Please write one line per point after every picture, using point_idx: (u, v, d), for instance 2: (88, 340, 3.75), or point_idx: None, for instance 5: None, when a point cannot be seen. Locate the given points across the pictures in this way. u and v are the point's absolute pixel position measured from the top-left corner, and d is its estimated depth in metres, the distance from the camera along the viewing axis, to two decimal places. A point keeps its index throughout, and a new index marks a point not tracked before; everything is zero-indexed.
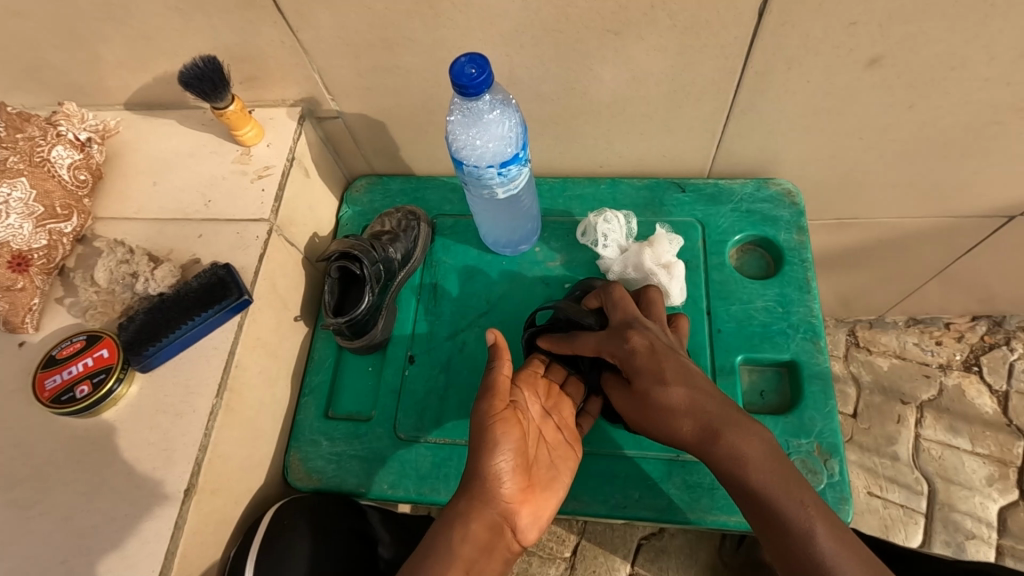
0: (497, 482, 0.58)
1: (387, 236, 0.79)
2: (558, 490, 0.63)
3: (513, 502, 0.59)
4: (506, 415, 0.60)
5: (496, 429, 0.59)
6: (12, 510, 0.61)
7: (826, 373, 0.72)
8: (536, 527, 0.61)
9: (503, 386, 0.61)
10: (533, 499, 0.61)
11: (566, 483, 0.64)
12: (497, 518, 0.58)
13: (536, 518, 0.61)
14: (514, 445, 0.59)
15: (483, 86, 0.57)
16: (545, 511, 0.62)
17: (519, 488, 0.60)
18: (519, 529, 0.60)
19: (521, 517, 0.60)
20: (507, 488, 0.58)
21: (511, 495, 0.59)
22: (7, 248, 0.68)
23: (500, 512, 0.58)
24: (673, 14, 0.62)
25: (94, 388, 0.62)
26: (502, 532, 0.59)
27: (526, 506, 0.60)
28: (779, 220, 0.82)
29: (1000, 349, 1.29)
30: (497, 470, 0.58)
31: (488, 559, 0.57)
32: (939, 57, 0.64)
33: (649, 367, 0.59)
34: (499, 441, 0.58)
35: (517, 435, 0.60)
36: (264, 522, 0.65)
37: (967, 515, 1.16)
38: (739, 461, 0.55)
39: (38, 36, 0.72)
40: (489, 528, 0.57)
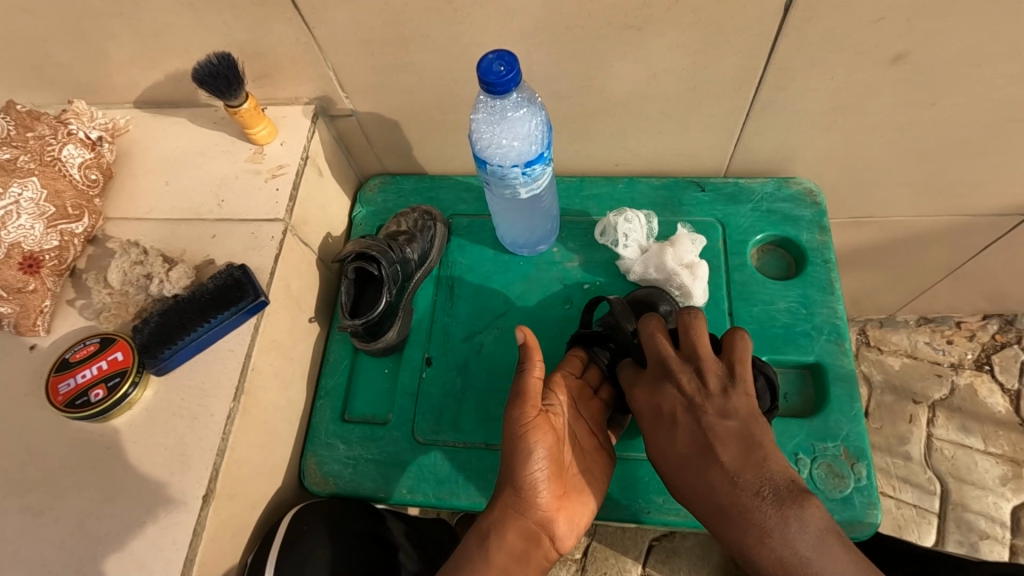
0: (534, 489, 0.58)
1: (403, 236, 0.78)
2: (596, 495, 0.63)
3: (550, 510, 0.59)
4: (542, 422, 0.59)
5: (531, 439, 0.58)
6: (26, 517, 0.59)
7: (850, 376, 0.71)
8: (573, 535, 0.61)
9: (535, 390, 0.60)
10: (570, 505, 0.61)
11: (602, 489, 0.63)
12: (534, 526, 0.58)
13: (573, 525, 0.60)
14: (548, 451, 0.59)
15: (512, 83, 0.56)
16: (582, 519, 0.61)
17: (556, 495, 0.59)
18: (557, 537, 0.59)
19: (558, 525, 0.59)
20: (542, 496, 0.58)
21: (548, 503, 0.58)
22: (17, 249, 0.66)
23: (537, 520, 0.58)
24: (696, 10, 0.61)
25: (109, 392, 0.61)
26: (538, 542, 0.59)
27: (563, 514, 0.60)
28: (800, 220, 0.81)
29: (1011, 348, 1.28)
30: (534, 479, 0.57)
31: (523, 569, 0.58)
32: (965, 54, 0.63)
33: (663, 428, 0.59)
34: (535, 451, 0.58)
35: (550, 441, 0.59)
36: (282, 526, 0.65)
37: (980, 515, 1.15)
38: (753, 551, 0.52)
39: (47, 33, 0.71)
40: (524, 536, 0.58)
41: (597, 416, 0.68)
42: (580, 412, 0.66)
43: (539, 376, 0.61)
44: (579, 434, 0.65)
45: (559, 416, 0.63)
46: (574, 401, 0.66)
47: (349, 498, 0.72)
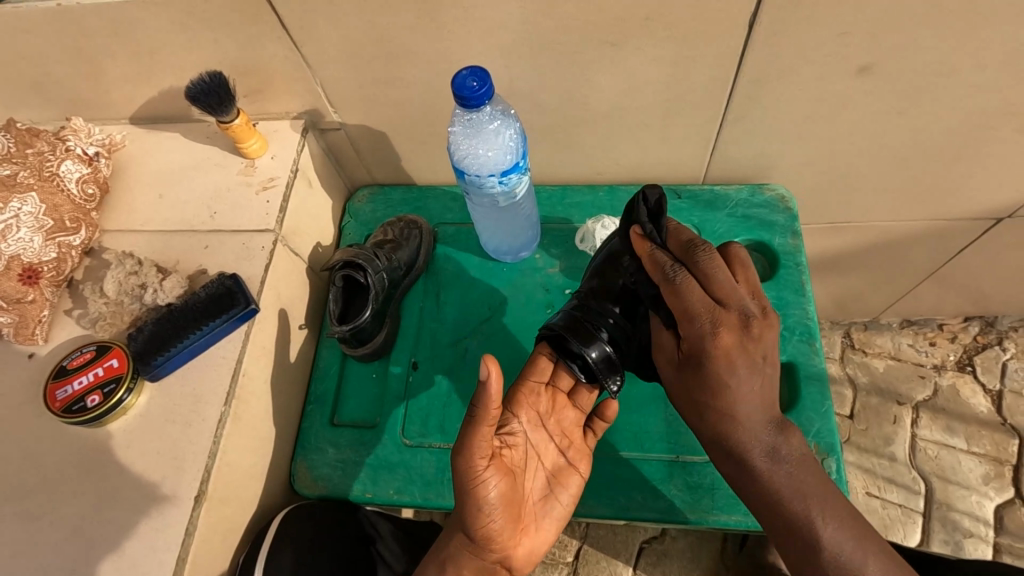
0: (493, 535, 0.59)
1: (390, 245, 0.80)
2: (556, 519, 0.66)
3: (508, 547, 0.61)
4: (495, 471, 0.58)
5: (485, 494, 0.57)
6: (25, 520, 0.61)
7: (822, 374, 0.74)
8: (532, 559, 0.65)
9: (488, 447, 0.57)
10: (528, 534, 0.64)
11: (564, 509, 0.66)
12: (492, 564, 0.61)
13: (532, 551, 0.64)
14: (503, 498, 0.59)
15: (485, 97, 0.59)
16: (541, 541, 0.65)
17: (513, 534, 0.61)
18: (515, 566, 0.63)
19: (517, 555, 0.63)
20: (501, 541, 0.60)
21: (506, 543, 0.61)
22: (17, 261, 0.68)
23: (494, 558, 0.61)
24: (666, 26, 0.64)
25: (104, 398, 0.63)
26: (495, 573, 0.62)
27: (523, 547, 0.63)
28: (774, 224, 0.84)
29: (992, 349, 1.30)
30: (489, 531, 0.59)
31: None
32: (925, 65, 0.66)
33: (713, 333, 0.56)
34: (491, 505, 0.58)
35: (504, 488, 0.59)
36: (271, 529, 0.66)
37: (964, 514, 1.17)
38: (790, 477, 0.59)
39: (47, 53, 0.74)
40: (482, 572, 0.61)
41: (562, 426, 0.68)
42: (546, 427, 0.67)
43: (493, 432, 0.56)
44: (536, 453, 0.66)
45: (514, 448, 0.64)
46: (536, 419, 0.67)
47: (339, 500, 0.74)
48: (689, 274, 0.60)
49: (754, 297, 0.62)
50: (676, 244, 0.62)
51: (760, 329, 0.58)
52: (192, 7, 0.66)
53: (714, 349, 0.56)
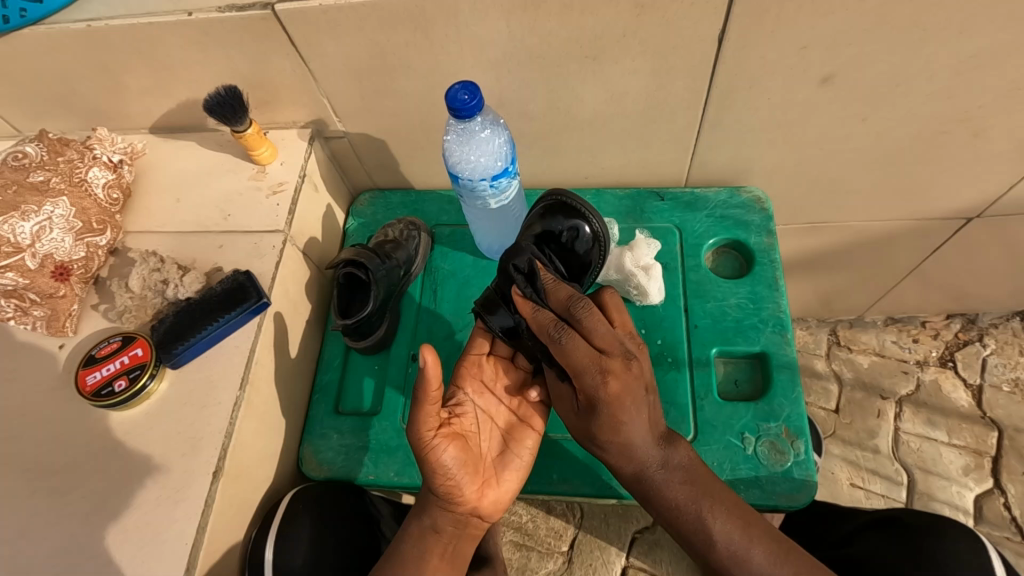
0: (457, 490, 0.65)
1: (390, 244, 0.86)
2: (517, 472, 0.70)
3: (474, 500, 0.67)
4: (444, 437, 0.64)
5: (435, 456, 0.63)
6: (57, 494, 0.67)
7: (792, 363, 0.79)
8: (500, 508, 0.70)
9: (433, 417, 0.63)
10: (492, 486, 0.68)
11: (523, 462, 0.71)
12: (463, 515, 0.67)
13: (498, 501, 0.69)
14: (455, 456, 0.64)
15: (475, 109, 0.65)
16: (511, 490, 0.70)
17: (475, 486, 0.67)
18: (485, 516, 0.69)
19: (485, 506, 0.68)
20: (462, 493, 0.65)
21: (472, 495, 0.66)
22: (50, 260, 0.74)
23: (464, 511, 0.67)
24: (642, 41, 0.70)
25: (130, 383, 0.69)
26: (469, 523, 0.68)
27: (490, 497, 0.68)
28: (750, 225, 0.89)
29: (974, 345, 1.35)
30: (447, 484, 0.64)
31: (458, 549, 0.68)
32: (881, 76, 0.72)
33: (600, 384, 0.60)
34: (448, 466, 0.64)
35: (454, 447, 0.64)
36: (282, 506, 0.73)
37: (945, 503, 1.21)
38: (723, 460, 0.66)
39: (75, 70, 0.80)
40: (454, 524, 0.67)
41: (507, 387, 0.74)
42: (494, 393, 0.73)
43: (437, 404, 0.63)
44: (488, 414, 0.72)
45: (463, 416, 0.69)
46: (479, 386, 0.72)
47: (342, 481, 0.79)
48: (574, 332, 0.62)
49: (630, 337, 0.65)
50: (558, 304, 0.65)
51: (610, 398, 0.60)
52: (210, 27, 0.72)
53: (609, 398, 0.60)
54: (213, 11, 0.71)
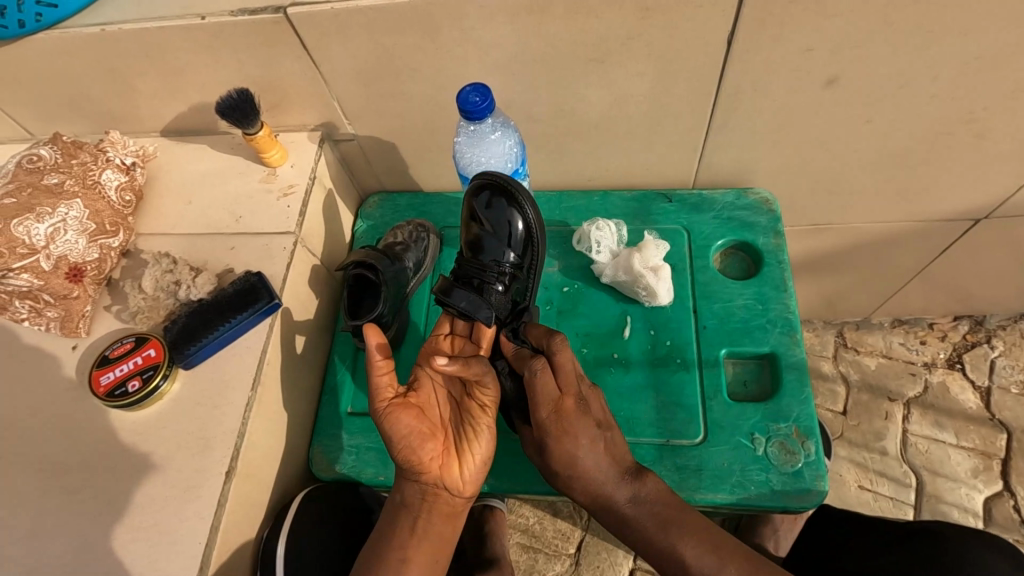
0: (411, 457, 0.65)
1: (399, 246, 0.86)
2: (481, 443, 0.67)
3: (436, 470, 0.66)
4: (397, 403, 0.66)
5: (386, 426, 0.65)
6: (71, 493, 0.67)
7: (801, 363, 0.79)
8: (469, 480, 0.67)
9: (387, 385, 0.67)
10: (455, 456, 0.67)
11: (490, 434, 0.68)
12: (428, 486, 0.66)
13: (464, 473, 0.67)
14: (406, 426, 0.65)
15: (486, 111, 0.65)
16: (477, 464, 0.67)
17: (435, 454, 0.66)
18: (454, 488, 0.67)
19: (450, 478, 0.66)
20: (419, 461, 0.65)
21: (430, 464, 0.66)
22: (64, 261, 0.75)
23: (429, 483, 0.66)
24: (650, 43, 0.70)
25: (143, 383, 0.69)
26: (437, 496, 0.66)
27: (454, 467, 0.67)
28: (757, 226, 0.90)
29: (981, 347, 1.35)
30: (402, 452, 0.65)
31: (430, 521, 0.66)
32: (888, 77, 0.72)
33: (553, 422, 0.64)
34: (401, 432, 0.65)
35: (406, 418, 0.66)
36: (293, 506, 0.73)
37: (954, 506, 1.21)
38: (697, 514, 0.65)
39: (89, 74, 0.81)
40: (420, 492, 0.66)
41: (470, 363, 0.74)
42: None
43: (389, 372, 0.67)
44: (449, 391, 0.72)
45: (422, 390, 0.70)
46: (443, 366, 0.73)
47: (351, 481, 0.79)
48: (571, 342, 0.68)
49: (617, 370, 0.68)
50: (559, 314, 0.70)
51: (568, 429, 0.64)
52: (222, 32, 0.73)
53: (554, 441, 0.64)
54: (225, 15, 0.71)
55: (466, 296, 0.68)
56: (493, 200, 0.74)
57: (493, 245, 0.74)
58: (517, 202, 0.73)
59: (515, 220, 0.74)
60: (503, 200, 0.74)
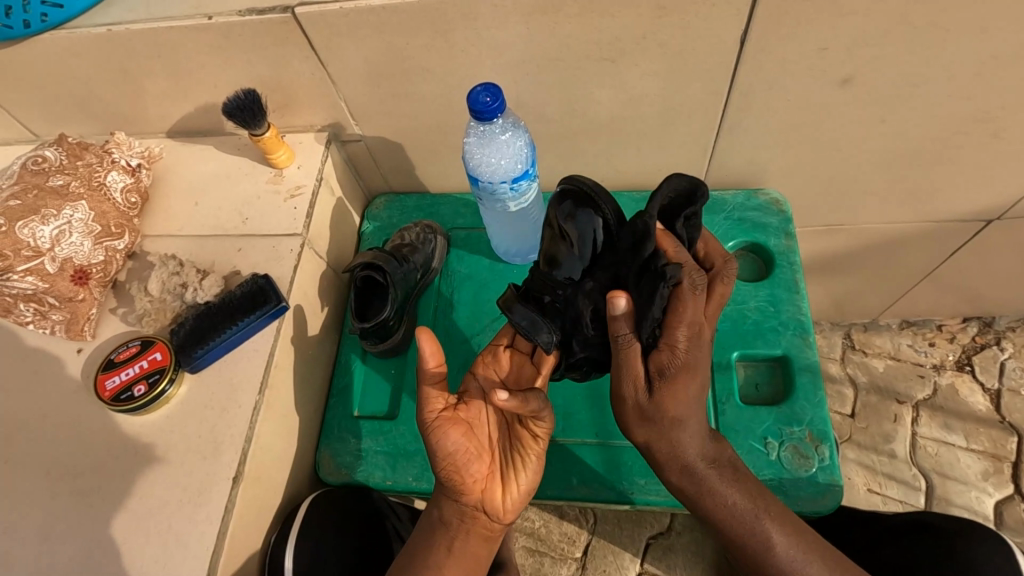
0: (456, 476, 0.64)
1: (407, 248, 0.86)
2: (527, 472, 0.66)
3: (478, 491, 0.65)
4: (447, 418, 0.64)
5: (435, 441, 0.63)
6: (77, 498, 0.67)
7: (815, 366, 0.78)
8: (510, 507, 0.66)
9: (438, 397, 0.65)
10: (499, 481, 0.66)
11: (536, 463, 0.66)
12: (468, 507, 0.65)
13: (506, 499, 0.65)
14: (456, 444, 0.63)
15: (497, 111, 0.64)
16: (521, 493, 0.66)
17: (480, 477, 0.65)
18: (494, 512, 0.66)
19: (491, 502, 0.65)
20: (464, 482, 0.64)
21: (473, 486, 0.64)
22: (69, 264, 0.74)
23: (469, 504, 0.65)
24: (663, 42, 0.69)
25: (149, 387, 0.69)
26: (476, 519, 0.65)
27: (496, 492, 0.65)
28: (768, 227, 0.89)
29: (991, 349, 1.34)
30: (449, 470, 0.64)
31: (464, 543, 0.66)
32: (903, 77, 0.71)
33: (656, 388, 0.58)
34: (448, 449, 0.63)
35: (455, 435, 0.64)
36: (301, 511, 0.72)
37: (963, 509, 1.20)
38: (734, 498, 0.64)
39: (95, 74, 0.80)
40: (460, 514, 0.65)
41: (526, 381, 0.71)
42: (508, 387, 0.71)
43: (441, 385, 0.65)
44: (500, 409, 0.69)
45: (472, 406, 0.68)
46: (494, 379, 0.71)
47: (360, 486, 0.79)
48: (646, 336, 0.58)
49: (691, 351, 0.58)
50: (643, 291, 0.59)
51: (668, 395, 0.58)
52: (229, 32, 0.72)
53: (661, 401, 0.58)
54: (233, 15, 0.70)
55: (526, 314, 0.64)
56: (569, 209, 0.65)
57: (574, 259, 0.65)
58: (600, 213, 0.64)
59: (599, 231, 0.64)
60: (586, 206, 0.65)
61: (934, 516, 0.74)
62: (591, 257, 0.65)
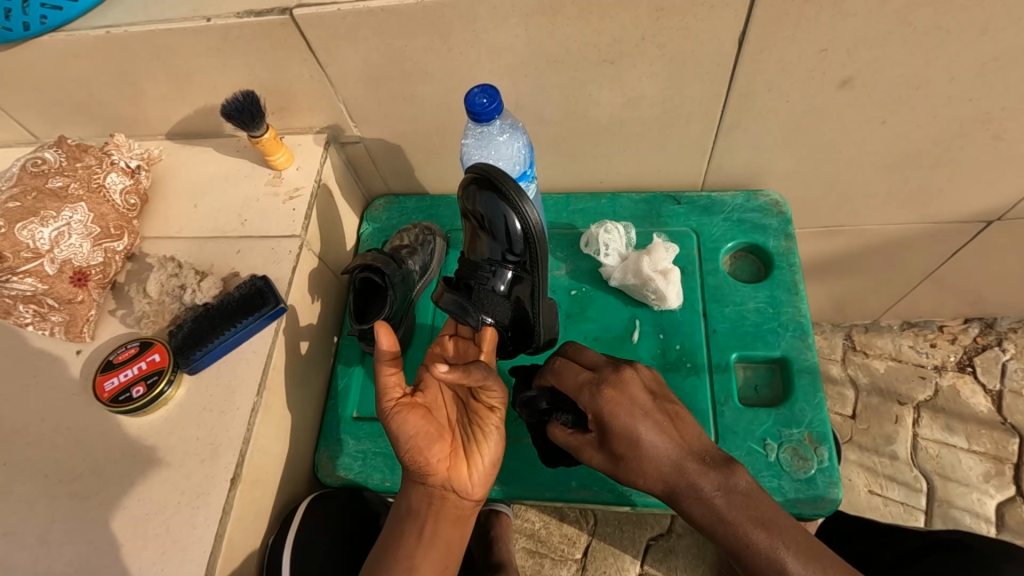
0: (419, 458, 0.64)
1: (406, 249, 0.85)
2: (489, 445, 0.66)
3: (444, 471, 0.65)
4: (404, 404, 0.65)
5: (395, 427, 0.64)
6: (76, 500, 0.67)
7: (814, 368, 0.78)
8: (477, 483, 0.66)
9: (394, 385, 0.65)
10: (464, 460, 0.66)
11: (498, 436, 0.67)
12: (435, 489, 0.65)
13: (472, 475, 0.66)
14: (416, 426, 0.64)
15: (494, 112, 0.64)
16: (486, 467, 0.66)
17: (444, 456, 0.65)
18: (461, 491, 0.65)
19: (457, 481, 0.65)
20: (427, 463, 0.64)
21: (437, 466, 0.65)
22: (68, 265, 0.75)
23: (436, 485, 0.65)
24: (661, 44, 0.69)
25: (148, 389, 0.69)
26: (444, 499, 0.65)
27: (461, 469, 0.65)
28: (768, 228, 0.89)
29: (992, 350, 1.33)
30: (413, 452, 0.64)
31: (438, 525, 0.65)
32: (903, 78, 0.71)
33: (592, 400, 0.65)
34: (408, 432, 0.64)
35: (414, 418, 0.64)
36: (300, 510, 0.72)
37: (965, 511, 1.19)
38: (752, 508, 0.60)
39: (95, 77, 0.80)
40: (428, 498, 0.65)
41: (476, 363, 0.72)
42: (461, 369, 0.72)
43: (395, 372, 0.65)
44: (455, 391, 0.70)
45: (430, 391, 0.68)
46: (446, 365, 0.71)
47: (358, 487, 0.79)
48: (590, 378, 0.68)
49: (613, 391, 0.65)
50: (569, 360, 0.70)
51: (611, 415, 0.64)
52: (228, 34, 0.72)
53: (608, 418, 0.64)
54: (232, 17, 0.71)
55: (456, 300, 0.69)
56: (483, 194, 0.69)
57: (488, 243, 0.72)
58: (507, 198, 0.67)
59: (512, 216, 0.68)
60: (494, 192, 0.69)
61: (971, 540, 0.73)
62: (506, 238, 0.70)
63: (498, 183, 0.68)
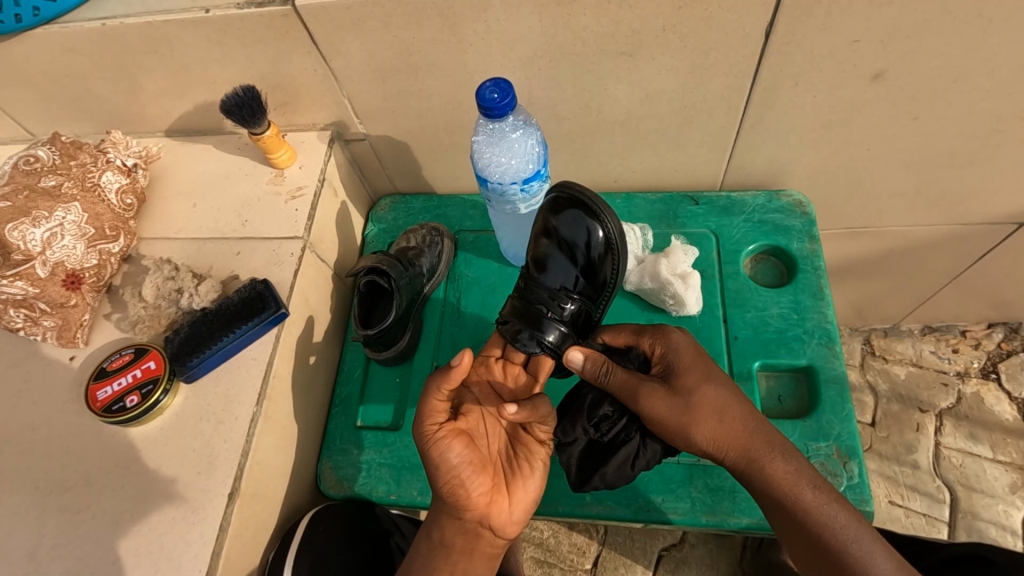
0: (459, 492, 0.60)
1: (413, 251, 0.82)
2: (530, 483, 0.64)
3: (483, 506, 0.61)
4: (449, 431, 0.60)
5: (440, 458, 0.59)
6: (68, 512, 0.64)
7: (841, 377, 0.74)
8: (514, 521, 0.63)
9: (439, 410, 0.61)
10: (503, 496, 0.62)
11: (540, 476, 0.64)
12: (472, 525, 0.62)
13: (511, 513, 0.62)
14: (461, 458, 0.60)
15: (507, 107, 0.61)
16: (525, 504, 0.63)
17: (485, 491, 0.61)
18: (497, 528, 0.62)
19: (494, 518, 0.62)
20: (468, 498, 0.60)
21: (477, 503, 0.61)
22: (61, 267, 0.72)
23: (472, 520, 0.62)
24: (683, 36, 0.66)
25: (142, 398, 0.66)
26: (479, 535, 0.62)
27: (500, 507, 0.62)
28: (791, 229, 0.85)
29: (1018, 356, 1.28)
30: (455, 487, 0.60)
31: (471, 560, 0.63)
32: (940, 70, 0.67)
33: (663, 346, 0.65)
34: (451, 464, 0.59)
35: (461, 449, 0.60)
36: (300, 528, 0.68)
37: (990, 523, 1.15)
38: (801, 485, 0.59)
39: (90, 72, 0.78)
40: (462, 532, 0.62)
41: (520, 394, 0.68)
42: (499, 395, 0.69)
43: (443, 397, 0.61)
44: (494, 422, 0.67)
45: (471, 418, 0.65)
46: (488, 388, 0.68)
47: (362, 500, 0.76)
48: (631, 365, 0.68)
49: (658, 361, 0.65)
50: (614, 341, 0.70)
51: (682, 358, 0.63)
52: (228, 25, 0.69)
53: (679, 360, 0.63)
54: (232, 7, 0.67)
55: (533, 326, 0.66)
56: (567, 213, 0.69)
57: (562, 265, 0.69)
58: (595, 216, 0.68)
59: (594, 231, 0.68)
60: (580, 210, 0.69)
61: (987, 550, 0.68)
62: (586, 262, 0.69)
63: (586, 206, 0.68)
